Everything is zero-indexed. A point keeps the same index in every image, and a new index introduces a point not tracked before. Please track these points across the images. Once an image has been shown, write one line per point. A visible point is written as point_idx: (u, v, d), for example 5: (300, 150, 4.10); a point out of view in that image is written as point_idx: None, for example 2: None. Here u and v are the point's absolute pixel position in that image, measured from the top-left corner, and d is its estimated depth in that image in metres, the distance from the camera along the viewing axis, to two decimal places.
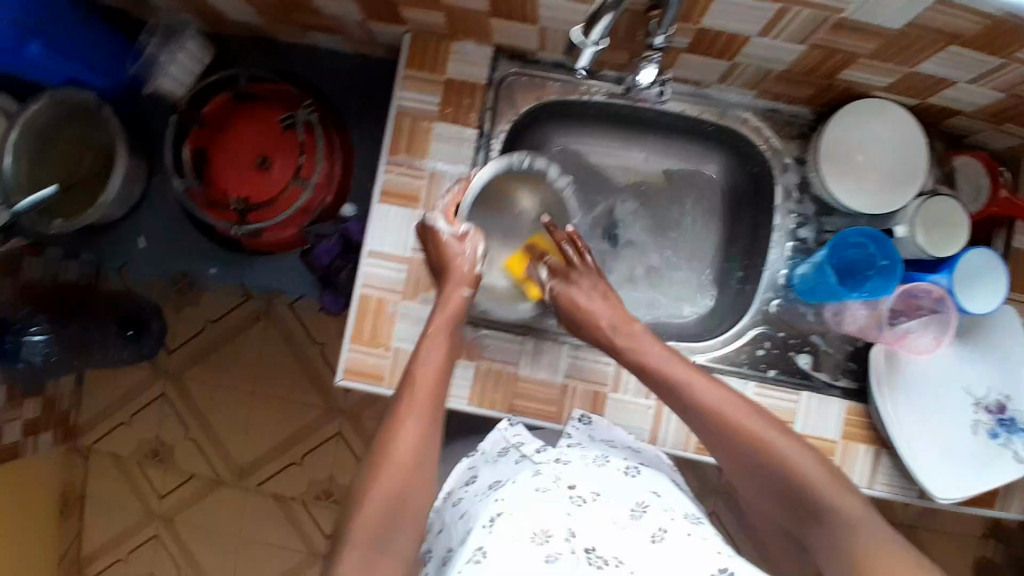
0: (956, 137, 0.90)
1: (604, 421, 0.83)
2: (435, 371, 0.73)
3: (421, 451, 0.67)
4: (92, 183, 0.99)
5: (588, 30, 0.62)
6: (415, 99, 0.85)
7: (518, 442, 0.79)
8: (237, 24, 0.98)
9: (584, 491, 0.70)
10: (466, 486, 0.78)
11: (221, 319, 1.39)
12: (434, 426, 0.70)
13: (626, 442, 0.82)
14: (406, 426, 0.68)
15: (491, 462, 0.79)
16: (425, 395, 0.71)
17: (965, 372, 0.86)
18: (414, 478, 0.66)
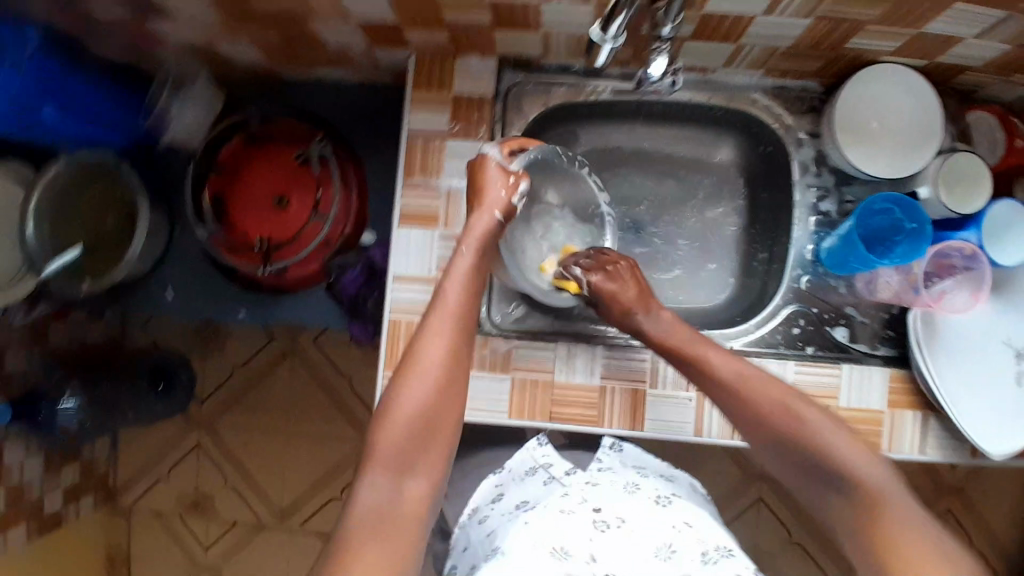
0: (968, 93, 0.89)
1: (634, 448, 0.85)
2: (465, 290, 0.70)
3: (447, 366, 0.65)
4: (117, 240, 1.00)
5: (605, 26, 0.63)
6: (424, 120, 0.86)
7: (547, 463, 0.82)
8: (242, 69, 1.00)
9: (609, 515, 0.68)
10: (492, 504, 0.79)
11: (249, 362, 1.39)
12: (464, 344, 0.67)
13: (659, 470, 0.83)
14: (433, 336, 0.66)
15: (519, 480, 0.81)
16: (455, 316, 0.68)
17: (1001, 324, 0.84)
18: (439, 398, 0.63)
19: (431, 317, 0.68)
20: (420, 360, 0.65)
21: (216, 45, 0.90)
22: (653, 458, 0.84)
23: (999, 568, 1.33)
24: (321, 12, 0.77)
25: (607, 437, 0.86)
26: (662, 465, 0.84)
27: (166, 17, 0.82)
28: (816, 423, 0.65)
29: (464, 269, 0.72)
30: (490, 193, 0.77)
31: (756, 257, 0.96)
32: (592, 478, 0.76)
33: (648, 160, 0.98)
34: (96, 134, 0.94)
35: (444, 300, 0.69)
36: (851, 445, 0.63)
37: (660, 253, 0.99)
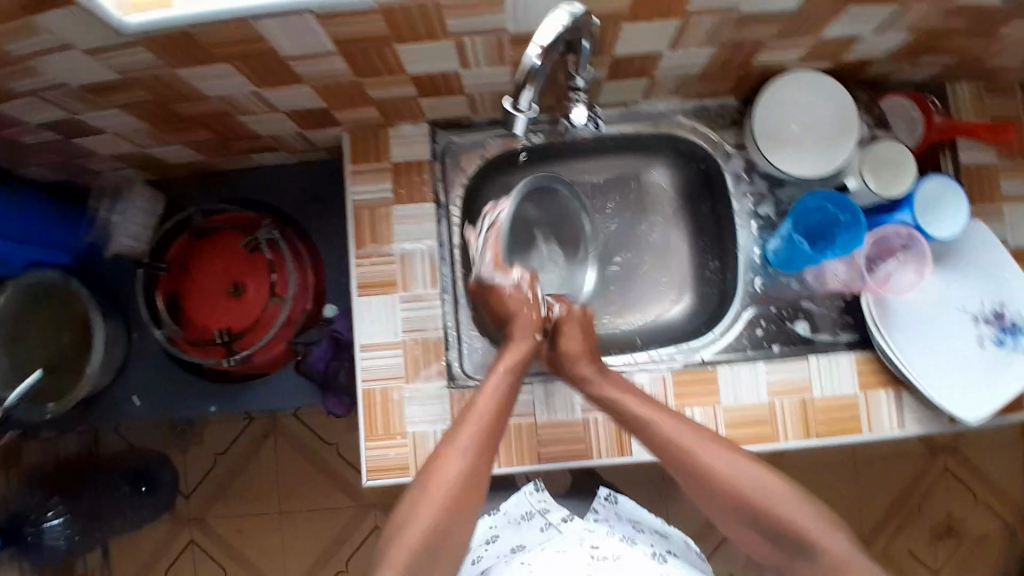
0: (876, 81, 0.94)
1: (628, 501, 0.88)
2: (494, 398, 0.76)
3: (467, 487, 0.69)
4: (77, 354, 0.98)
5: (517, 101, 0.65)
6: (367, 191, 0.87)
7: (543, 507, 0.85)
8: (179, 166, 1.00)
9: (606, 550, 0.73)
10: (488, 546, 0.82)
11: (231, 449, 1.36)
12: (484, 461, 0.72)
13: (652, 525, 0.85)
14: (453, 452, 0.71)
15: (515, 524, 0.84)
16: (480, 435, 0.72)
17: (956, 290, 0.88)
18: (455, 513, 0.68)
19: (455, 432, 0.73)
20: (441, 479, 0.69)
21: (149, 149, 0.90)
22: (648, 515, 0.87)
23: (1005, 517, 1.36)
24: (247, 107, 0.78)
25: (599, 490, 0.90)
26: (655, 519, 0.87)
27: (93, 131, 0.82)
28: (782, 501, 0.69)
29: (495, 392, 0.77)
30: (516, 312, 0.84)
31: (710, 266, 0.99)
32: (589, 526, 0.79)
33: (611, 197, 1.02)
34: (43, 257, 0.95)
35: (469, 416, 0.74)
36: (805, 514, 0.68)
37: (632, 272, 1.02)
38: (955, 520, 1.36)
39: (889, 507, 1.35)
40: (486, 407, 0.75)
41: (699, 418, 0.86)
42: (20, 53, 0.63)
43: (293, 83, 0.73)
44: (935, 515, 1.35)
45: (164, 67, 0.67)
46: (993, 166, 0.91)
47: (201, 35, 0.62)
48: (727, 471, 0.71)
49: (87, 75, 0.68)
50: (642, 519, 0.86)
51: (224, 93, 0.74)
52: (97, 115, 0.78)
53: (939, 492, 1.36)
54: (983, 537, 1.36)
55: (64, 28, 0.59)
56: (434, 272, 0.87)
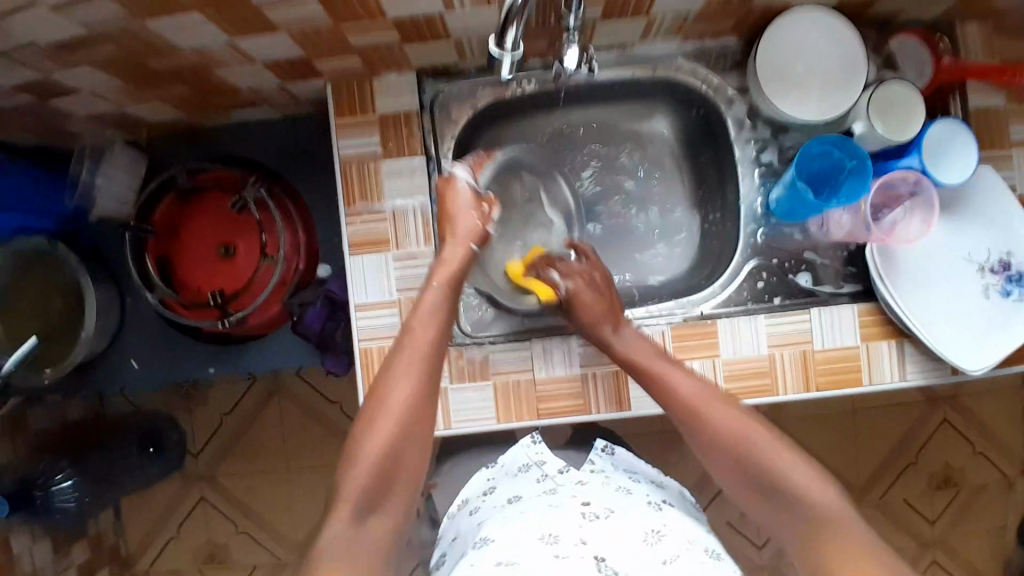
0: (885, 18, 0.89)
1: (626, 452, 0.88)
2: (432, 328, 0.74)
3: (411, 409, 0.70)
4: (72, 321, 0.97)
5: (501, 42, 0.62)
6: (354, 145, 0.84)
7: (541, 459, 0.84)
8: (161, 124, 0.97)
9: (598, 508, 0.71)
10: (484, 496, 0.82)
11: (233, 409, 1.37)
12: (430, 384, 0.72)
13: (649, 475, 0.85)
14: (399, 384, 0.70)
15: (512, 475, 0.84)
16: (422, 358, 0.72)
17: (960, 241, 0.86)
18: (400, 440, 0.68)
19: (400, 349, 0.73)
20: (387, 408, 0.69)
21: (127, 107, 0.87)
22: (645, 466, 0.87)
23: (1002, 465, 1.37)
24: (224, 59, 0.75)
25: (597, 441, 0.90)
26: (653, 471, 0.87)
27: (67, 90, 0.79)
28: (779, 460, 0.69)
29: (434, 304, 0.76)
30: (457, 224, 0.80)
31: (710, 218, 0.96)
32: (582, 477, 0.79)
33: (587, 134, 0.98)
34: (24, 222, 0.92)
35: (413, 331, 0.74)
36: (805, 473, 0.68)
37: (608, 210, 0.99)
38: (953, 469, 1.37)
39: (886, 456, 1.37)
40: (426, 327, 0.74)
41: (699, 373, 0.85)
42: None
43: (269, 31, 0.69)
44: (933, 462, 1.37)
45: (133, 18, 0.64)
46: (1006, 109, 0.87)
47: None
48: (730, 423, 0.73)
49: (53, 30, 0.65)
50: (640, 471, 0.86)
51: (198, 45, 0.71)
52: (69, 73, 0.75)
53: (938, 441, 1.37)
54: (980, 486, 1.37)
55: None
56: (426, 228, 0.85)
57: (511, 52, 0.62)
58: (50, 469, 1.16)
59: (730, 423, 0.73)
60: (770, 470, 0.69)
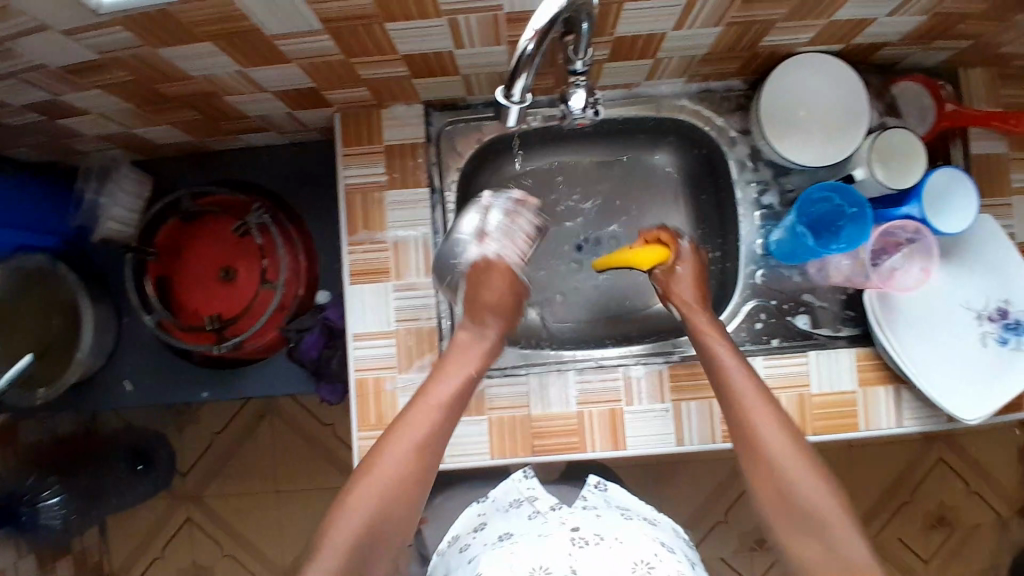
0: (887, 66, 0.90)
1: (619, 488, 0.86)
2: (445, 396, 0.73)
3: (412, 469, 0.68)
4: (70, 339, 0.97)
5: (508, 91, 0.62)
6: (358, 174, 0.85)
7: (532, 495, 0.83)
8: (167, 146, 0.97)
9: (587, 534, 0.71)
10: (474, 532, 0.80)
11: (226, 429, 1.36)
12: (435, 441, 0.71)
13: (642, 512, 0.82)
14: (398, 437, 0.69)
15: (502, 510, 0.82)
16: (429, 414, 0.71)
17: (958, 288, 0.86)
18: (393, 495, 0.67)
19: (404, 416, 0.71)
20: (387, 459, 0.68)
21: (135, 129, 0.88)
22: (639, 502, 0.84)
23: (999, 505, 1.35)
24: (233, 86, 0.76)
25: (590, 477, 0.88)
26: (646, 508, 0.83)
27: (77, 111, 0.80)
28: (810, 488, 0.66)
29: (452, 378, 0.74)
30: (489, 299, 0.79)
31: (708, 255, 0.96)
32: (575, 509, 0.78)
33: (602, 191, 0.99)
34: (28, 241, 0.93)
35: (426, 398, 0.72)
36: (834, 509, 0.64)
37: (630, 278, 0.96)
38: (949, 509, 1.35)
39: (882, 494, 1.35)
40: (439, 398, 0.72)
41: (696, 414, 0.85)
42: None
43: (279, 62, 0.70)
44: (928, 502, 1.35)
45: (146, 46, 0.65)
46: (1005, 157, 0.88)
47: (181, 13, 0.59)
48: (786, 444, 0.68)
49: (68, 56, 0.66)
50: (634, 507, 0.83)
51: (207, 73, 0.71)
52: (81, 96, 0.75)
53: (934, 480, 1.35)
54: (977, 526, 1.35)
55: (39, 5, 0.56)
56: (427, 259, 0.85)
57: (518, 100, 0.63)
58: (36, 487, 1.11)
59: (777, 439, 0.69)
60: (804, 498, 0.65)
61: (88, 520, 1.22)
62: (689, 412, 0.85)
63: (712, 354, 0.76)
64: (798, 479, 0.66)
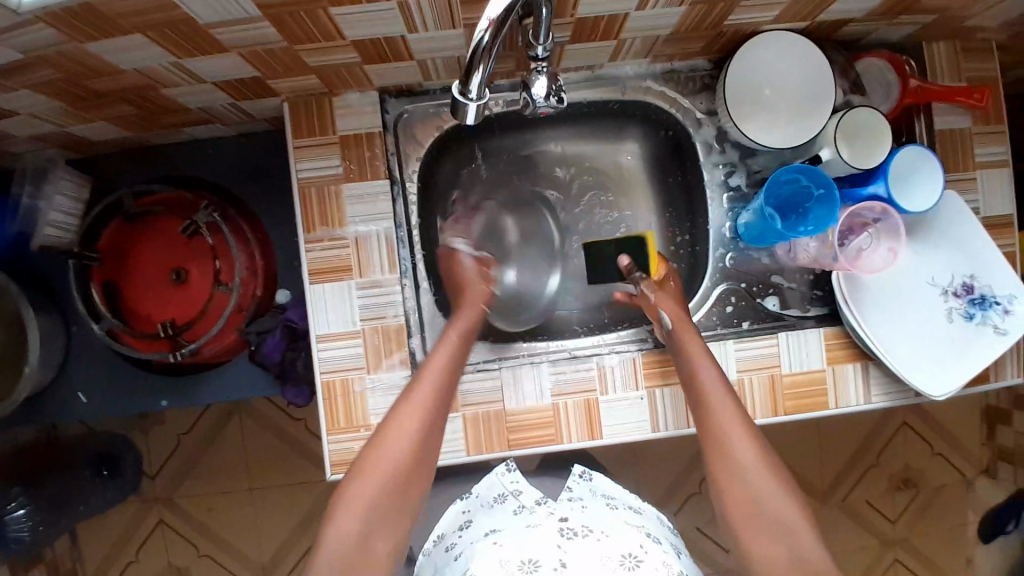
0: (852, 41, 0.89)
1: (603, 478, 0.85)
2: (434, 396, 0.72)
3: (405, 465, 0.68)
4: (18, 355, 0.92)
5: (466, 87, 0.59)
6: (313, 167, 0.81)
7: (517, 488, 0.81)
8: (106, 142, 0.91)
9: (575, 525, 0.69)
10: (460, 531, 0.77)
11: (192, 430, 1.32)
12: (429, 436, 0.71)
13: (627, 501, 0.80)
14: (390, 435, 0.69)
15: (487, 507, 0.79)
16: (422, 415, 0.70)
17: (924, 266, 0.86)
18: (390, 493, 0.67)
19: (394, 417, 0.70)
20: (380, 457, 0.68)
21: (68, 127, 0.82)
22: (623, 492, 0.82)
23: (962, 465, 1.40)
24: (171, 79, 0.71)
25: (574, 468, 0.86)
26: (631, 496, 0.82)
27: (1, 110, 0.74)
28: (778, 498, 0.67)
29: (438, 378, 0.73)
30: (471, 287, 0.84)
31: (677, 238, 0.95)
32: (564, 502, 0.76)
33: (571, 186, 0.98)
34: None
35: (414, 403, 0.71)
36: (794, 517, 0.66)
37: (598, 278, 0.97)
38: (915, 471, 1.39)
39: (851, 460, 1.38)
40: (428, 401, 0.71)
41: (670, 400, 0.84)
42: None
43: (219, 53, 0.65)
44: (895, 465, 1.39)
45: (69, 39, 0.59)
46: (969, 131, 0.88)
47: (104, 4, 0.54)
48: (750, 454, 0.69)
49: None
50: (618, 497, 0.81)
51: (142, 66, 0.66)
52: (3, 94, 0.69)
53: (900, 444, 1.39)
54: (941, 486, 1.40)
55: None
56: (390, 254, 0.81)
57: (476, 96, 0.60)
58: (3, 497, 1.06)
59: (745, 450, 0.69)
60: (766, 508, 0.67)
61: (56, 530, 1.14)
62: (663, 399, 0.84)
63: (689, 357, 0.76)
64: (761, 485, 0.68)
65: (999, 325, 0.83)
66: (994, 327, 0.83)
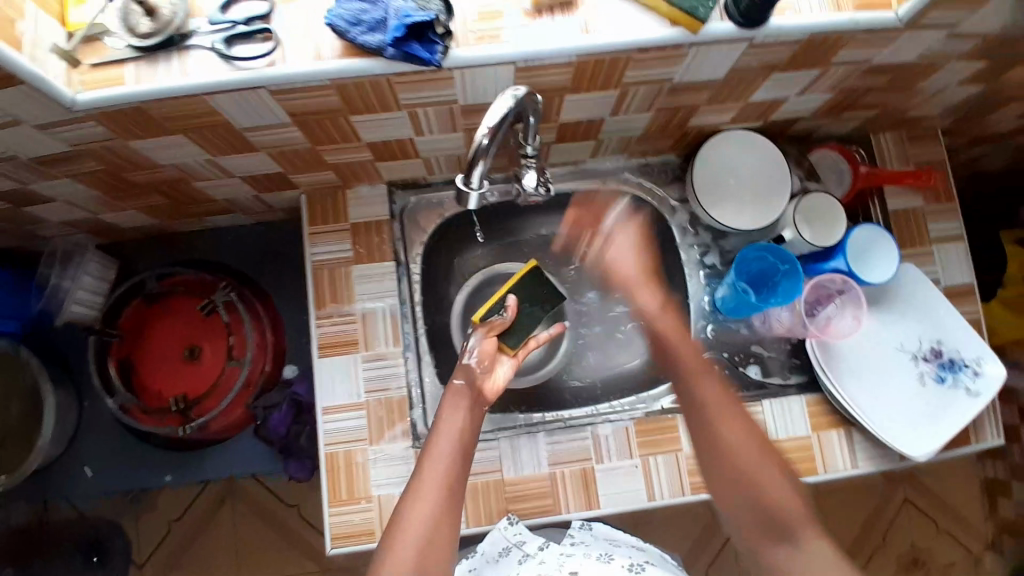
0: (805, 136, 1.01)
1: (603, 525, 0.86)
2: (451, 444, 0.75)
3: (433, 527, 0.70)
4: (27, 426, 0.98)
5: (468, 177, 0.66)
6: (326, 251, 0.88)
7: (520, 540, 0.81)
8: (133, 230, 1.00)
9: None
10: None
11: (183, 516, 1.27)
12: (453, 501, 0.73)
13: (628, 540, 0.84)
14: (413, 502, 0.72)
15: (493, 562, 0.81)
16: (444, 473, 0.73)
17: (894, 332, 0.93)
18: (421, 559, 0.69)
19: (413, 485, 0.73)
20: (404, 524, 0.70)
21: (101, 214, 0.90)
22: (623, 533, 0.86)
23: (967, 542, 1.39)
24: (203, 173, 0.80)
25: (574, 518, 0.87)
26: (631, 536, 0.86)
27: (43, 199, 0.82)
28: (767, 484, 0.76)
29: (442, 456, 0.74)
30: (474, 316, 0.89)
31: None
32: (566, 549, 0.80)
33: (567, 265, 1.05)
34: None
35: (432, 463, 0.74)
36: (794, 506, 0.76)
37: (583, 343, 1.03)
38: (921, 550, 1.39)
39: (856, 539, 1.38)
40: (444, 459, 0.74)
41: (664, 468, 0.87)
42: None
43: (249, 152, 0.75)
44: (900, 543, 1.38)
45: (118, 139, 0.68)
46: (922, 210, 0.97)
47: (155, 111, 0.63)
48: (738, 437, 0.79)
49: (37, 149, 0.69)
50: (620, 538, 0.85)
51: (178, 162, 0.75)
52: (48, 184, 0.78)
53: (902, 521, 1.39)
54: (949, 565, 1.39)
55: (10, 104, 0.59)
56: (395, 330, 0.87)
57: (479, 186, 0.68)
58: None
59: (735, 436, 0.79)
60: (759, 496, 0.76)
61: None
62: (657, 468, 0.87)
63: (691, 378, 0.84)
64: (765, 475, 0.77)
65: (970, 387, 0.89)
66: (966, 389, 0.89)
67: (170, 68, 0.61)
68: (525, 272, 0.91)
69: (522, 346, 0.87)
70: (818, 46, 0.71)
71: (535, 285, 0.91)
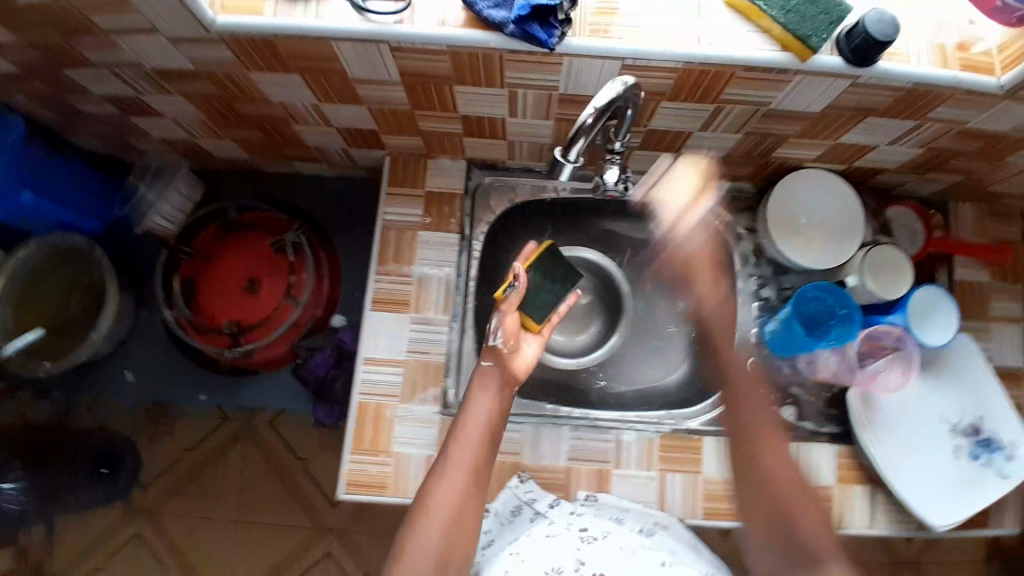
0: (883, 192, 1.00)
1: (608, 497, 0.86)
2: (484, 416, 0.74)
3: (459, 507, 0.68)
4: (85, 320, 1.04)
5: (566, 151, 0.68)
6: (399, 213, 0.92)
7: (531, 498, 0.85)
8: (222, 159, 1.06)
9: (594, 530, 0.75)
10: (485, 552, 0.83)
11: (198, 446, 1.21)
12: (481, 481, 0.70)
13: (637, 506, 0.85)
14: (444, 478, 0.69)
15: (507, 524, 0.84)
16: (474, 450, 0.71)
17: (938, 402, 0.91)
18: (446, 537, 0.66)
19: (443, 459, 0.71)
20: (432, 503, 0.67)
21: (199, 138, 0.96)
22: (629, 501, 0.86)
23: None
24: (305, 118, 0.85)
25: (580, 492, 0.87)
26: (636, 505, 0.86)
27: (152, 111, 0.87)
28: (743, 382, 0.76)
29: (474, 430, 0.73)
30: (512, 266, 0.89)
31: None
32: (574, 509, 0.82)
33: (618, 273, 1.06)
34: (68, 220, 0.98)
35: (465, 436, 0.72)
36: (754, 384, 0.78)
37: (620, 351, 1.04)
38: None
39: None
40: (475, 428, 0.73)
41: (681, 485, 0.88)
42: (104, 22, 0.67)
43: (353, 103, 0.79)
44: None
45: (240, 66, 0.73)
46: (987, 286, 0.96)
47: (283, 46, 0.67)
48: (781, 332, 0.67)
49: (162, 60, 0.73)
50: (629, 507, 0.84)
51: (285, 100, 0.80)
52: (162, 98, 0.83)
53: None
54: None
55: (154, 11, 0.64)
56: (447, 298, 0.91)
57: (572, 161, 0.69)
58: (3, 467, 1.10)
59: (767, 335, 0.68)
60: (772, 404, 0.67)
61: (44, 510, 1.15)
62: (674, 484, 0.88)
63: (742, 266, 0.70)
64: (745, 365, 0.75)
65: (1001, 468, 0.88)
66: (996, 470, 0.88)
67: (307, 9, 0.65)
68: (541, 250, 0.88)
69: (548, 320, 0.85)
70: (922, 96, 0.71)
71: (555, 262, 0.88)
